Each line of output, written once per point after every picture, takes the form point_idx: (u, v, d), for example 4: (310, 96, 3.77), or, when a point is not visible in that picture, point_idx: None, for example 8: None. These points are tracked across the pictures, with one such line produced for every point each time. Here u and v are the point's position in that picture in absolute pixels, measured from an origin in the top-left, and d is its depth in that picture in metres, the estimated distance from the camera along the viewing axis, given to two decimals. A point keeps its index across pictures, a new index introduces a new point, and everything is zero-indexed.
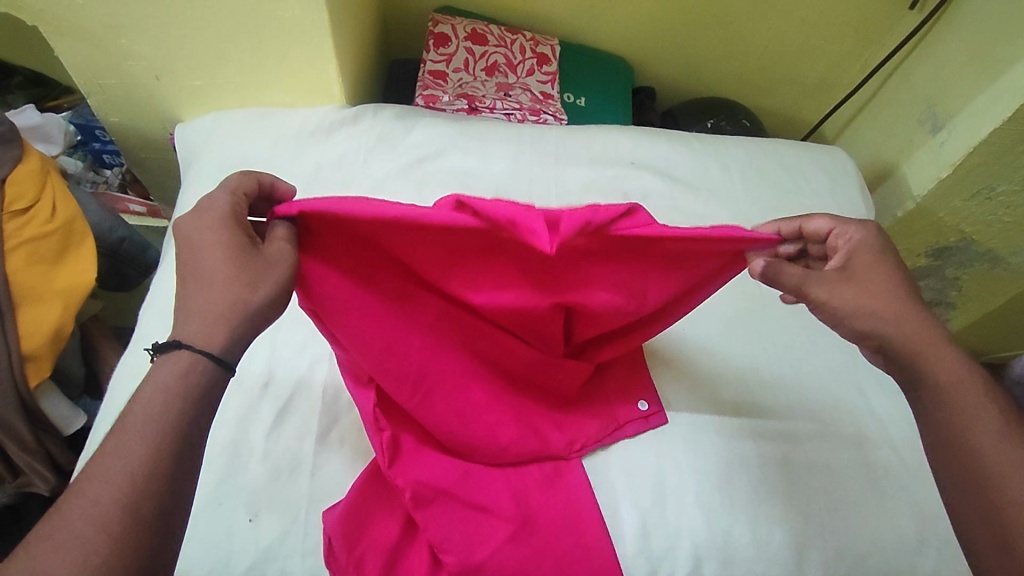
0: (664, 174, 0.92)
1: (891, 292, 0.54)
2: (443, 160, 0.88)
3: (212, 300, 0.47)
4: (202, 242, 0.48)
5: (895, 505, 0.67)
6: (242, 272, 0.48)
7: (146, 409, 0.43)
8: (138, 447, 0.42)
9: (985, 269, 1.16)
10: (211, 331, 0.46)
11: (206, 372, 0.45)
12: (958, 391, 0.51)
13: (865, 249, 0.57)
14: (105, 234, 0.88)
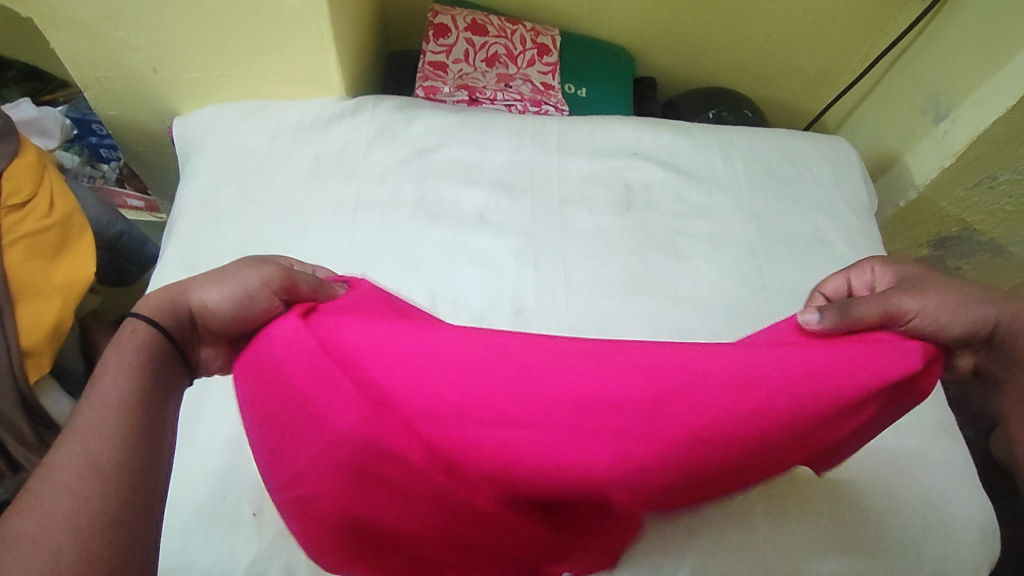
0: (667, 164, 0.91)
1: (971, 291, 0.51)
2: (444, 152, 0.87)
3: (187, 286, 0.48)
4: (214, 260, 0.51)
5: (900, 495, 0.68)
6: (227, 277, 0.49)
7: (102, 381, 0.42)
8: (97, 421, 0.40)
9: (987, 259, 1.16)
10: (167, 306, 0.47)
11: (157, 345, 0.45)
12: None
13: (909, 271, 0.55)
14: (104, 229, 0.88)
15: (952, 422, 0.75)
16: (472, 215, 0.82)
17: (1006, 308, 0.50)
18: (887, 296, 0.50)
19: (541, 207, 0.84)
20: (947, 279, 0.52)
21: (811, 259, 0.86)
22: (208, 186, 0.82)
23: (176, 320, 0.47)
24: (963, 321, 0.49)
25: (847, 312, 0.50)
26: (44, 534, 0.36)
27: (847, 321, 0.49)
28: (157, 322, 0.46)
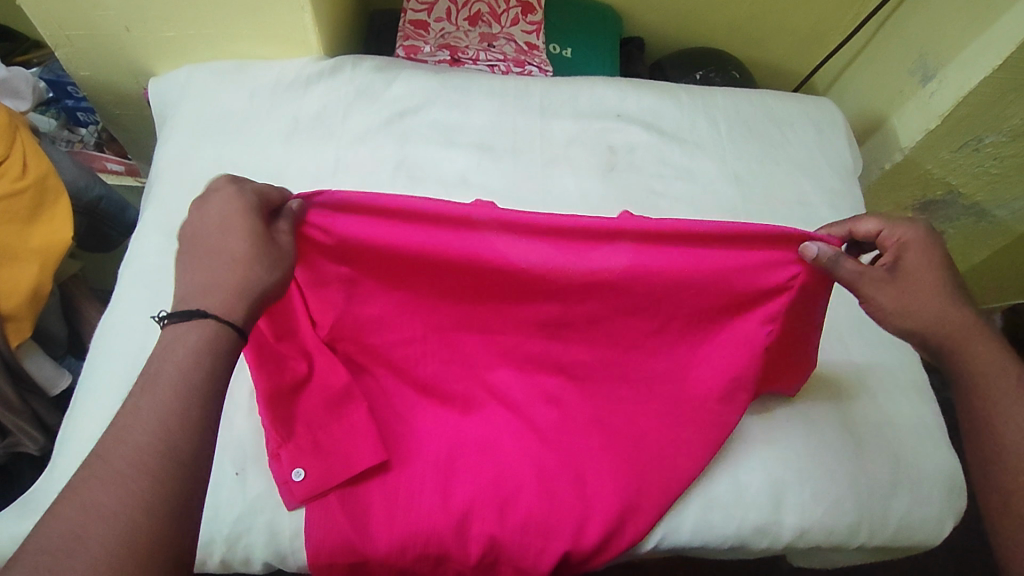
0: (650, 126, 0.91)
1: (940, 298, 0.55)
2: (424, 113, 0.86)
3: (217, 274, 0.48)
4: (221, 230, 0.49)
5: (870, 450, 0.70)
6: (254, 255, 0.49)
7: (177, 362, 0.44)
8: (160, 404, 0.43)
9: (972, 223, 1.17)
10: (222, 298, 0.47)
11: (228, 341, 0.47)
12: (992, 389, 0.53)
13: (922, 251, 0.57)
14: (83, 193, 0.87)
15: (924, 381, 0.77)
16: (454, 177, 0.82)
17: (955, 323, 0.55)
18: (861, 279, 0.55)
19: (523, 170, 0.84)
20: (934, 280, 0.56)
21: (794, 221, 0.86)
22: (186, 147, 0.80)
23: (246, 312, 0.48)
24: (915, 325, 0.55)
25: (837, 267, 0.55)
26: (113, 507, 0.40)
27: (830, 272, 0.55)
28: (226, 319, 0.47)
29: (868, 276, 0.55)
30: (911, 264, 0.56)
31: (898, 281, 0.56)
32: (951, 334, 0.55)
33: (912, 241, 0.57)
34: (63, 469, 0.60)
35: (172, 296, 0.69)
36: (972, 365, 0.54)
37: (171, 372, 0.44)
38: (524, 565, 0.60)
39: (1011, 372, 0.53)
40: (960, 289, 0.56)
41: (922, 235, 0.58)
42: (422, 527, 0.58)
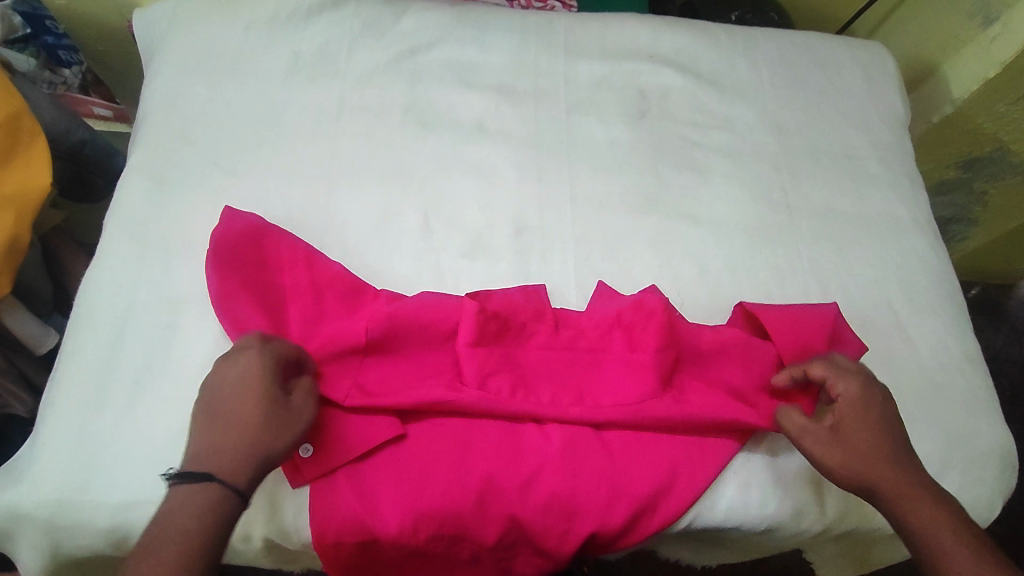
0: (686, 69, 0.82)
1: (878, 450, 0.54)
2: (436, 52, 0.78)
3: (228, 439, 0.49)
4: (240, 396, 0.50)
5: (920, 427, 0.64)
6: (266, 424, 0.49)
7: (178, 528, 0.45)
8: (166, 563, 0.44)
9: (1015, 184, 1.06)
10: (230, 463, 0.48)
11: (228, 508, 0.47)
12: (935, 548, 0.50)
13: (868, 406, 0.56)
14: (64, 136, 0.80)
15: (976, 352, 0.71)
16: (469, 123, 0.74)
17: (892, 475, 0.53)
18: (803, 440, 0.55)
19: (545, 116, 0.76)
20: (875, 435, 0.54)
21: (841, 176, 0.78)
22: (174, 85, 0.72)
23: (250, 480, 0.48)
24: (854, 477, 0.53)
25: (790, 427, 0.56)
26: None
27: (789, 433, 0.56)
28: (233, 488, 0.47)
29: (808, 434, 0.55)
30: (851, 419, 0.55)
31: (837, 431, 0.55)
32: (888, 489, 0.53)
33: (852, 396, 0.56)
34: (42, 437, 0.54)
35: (161, 249, 0.63)
36: (908, 520, 0.51)
37: (178, 536, 0.45)
38: (545, 549, 0.56)
39: (962, 533, 0.50)
40: (906, 448, 0.55)
41: (862, 389, 0.56)
42: (437, 506, 0.53)
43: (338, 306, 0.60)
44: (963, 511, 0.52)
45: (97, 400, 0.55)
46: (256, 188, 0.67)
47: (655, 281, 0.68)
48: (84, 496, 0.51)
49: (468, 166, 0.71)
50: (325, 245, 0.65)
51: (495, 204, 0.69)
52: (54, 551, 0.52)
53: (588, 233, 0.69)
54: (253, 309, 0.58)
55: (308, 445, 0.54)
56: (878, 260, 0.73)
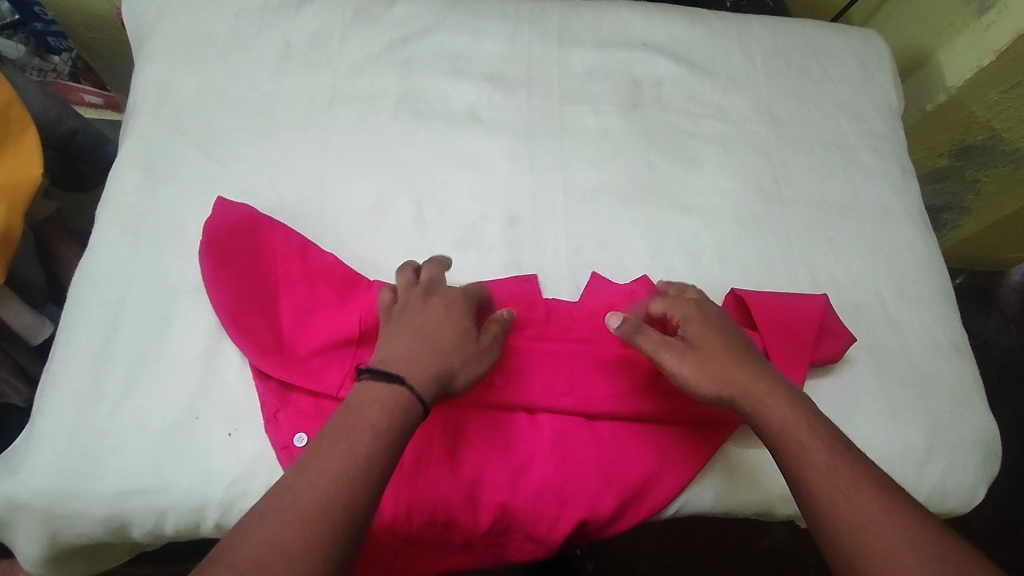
0: (679, 58, 0.82)
1: (730, 359, 0.55)
2: (429, 40, 0.78)
3: (434, 356, 0.52)
4: (444, 323, 0.54)
5: (906, 413, 0.65)
6: (457, 347, 0.53)
7: (369, 422, 0.46)
8: (344, 454, 0.45)
9: (1008, 171, 1.07)
10: (423, 371, 0.50)
11: (414, 414, 0.48)
12: (797, 443, 0.50)
13: (710, 324, 0.58)
14: (54, 126, 0.79)
15: (963, 340, 0.72)
16: (462, 112, 0.74)
17: (746, 382, 0.54)
18: (661, 351, 0.56)
19: (538, 105, 0.76)
20: (726, 348, 0.56)
21: (832, 165, 0.79)
22: (164, 74, 0.72)
23: (434, 392, 0.50)
24: (713, 387, 0.54)
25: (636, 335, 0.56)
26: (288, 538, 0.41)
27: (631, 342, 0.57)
28: (418, 395, 0.49)
29: (668, 348, 0.56)
30: (702, 337, 0.57)
31: (693, 347, 0.56)
32: (745, 393, 0.54)
33: (694, 315, 0.58)
34: (38, 426, 0.54)
35: (153, 240, 0.63)
36: (771, 423, 0.52)
37: (362, 429, 0.46)
38: (536, 535, 0.56)
39: (815, 429, 0.51)
40: (756, 358, 0.57)
41: (699, 309, 0.59)
42: (430, 494, 0.54)
43: (330, 296, 0.60)
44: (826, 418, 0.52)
45: (92, 390, 0.55)
46: (248, 179, 0.67)
47: (647, 271, 0.68)
48: (81, 485, 0.52)
49: (461, 156, 0.71)
50: (318, 236, 0.65)
51: (488, 194, 0.70)
52: (52, 539, 0.53)
53: (580, 223, 0.69)
54: (246, 302, 0.59)
55: (304, 435, 0.55)
56: (868, 249, 0.74)
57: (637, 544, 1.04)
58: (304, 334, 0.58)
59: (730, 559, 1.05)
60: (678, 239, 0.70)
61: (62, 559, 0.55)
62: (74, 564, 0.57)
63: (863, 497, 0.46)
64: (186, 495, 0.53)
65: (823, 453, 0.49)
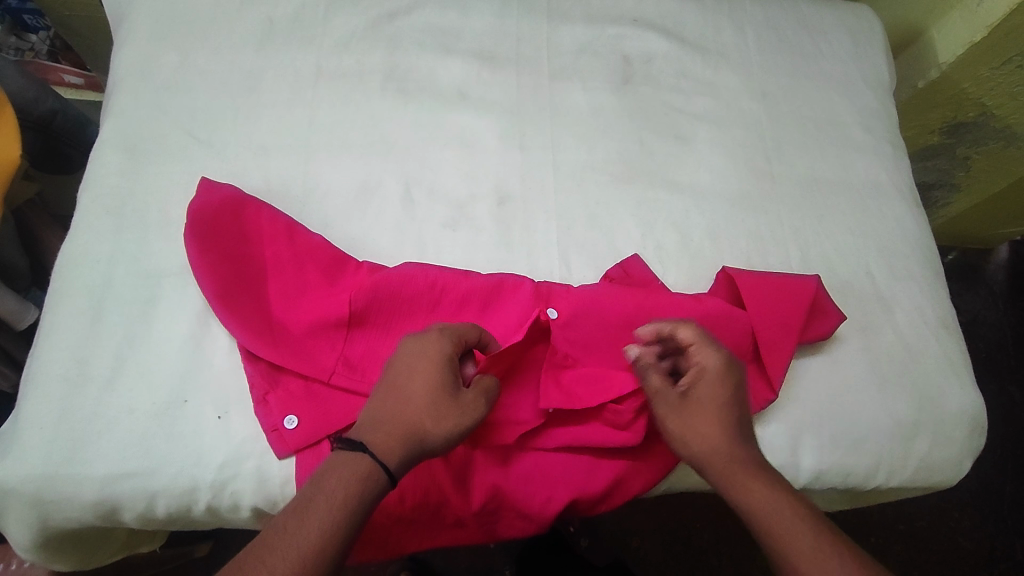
0: (670, 34, 0.81)
1: (724, 420, 0.54)
2: (416, 16, 0.76)
3: (406, 420, 0.49)
4: (421, 377, 0.50)
5: (894, 389, 0.66)
6: (434, 409, 0.49)
7: (331, 495, 0.45)
8: (315, 526, 0.44)
9: (998, 148, 1.07)
10: (392, 441, 0.48)
11: (377, 486, 0.47)
12: (780, 525, 0.50)
13: (724, 381, 0.55)
14: (32, 106, 0.77)
15: (951, 317, 0.73)
16: (450, 90, 0.73)
17: (734, 449, 0.53)
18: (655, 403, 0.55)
19: (527, 83, 0.75)
20: (723, 409, 0.54)
21: (823, 142, 0.78)
22: (144, 52, 0.70)
23: (404, 462, 0.48)
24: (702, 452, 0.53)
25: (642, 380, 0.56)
26: None
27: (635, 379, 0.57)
28: (384, 467, 0.47)
29: (663, 402, 0.55)
30: (705, 394, 0.55)
31: (688, 400, 0.55)
32: (730, 469, 0.52)
33: (714, 368, 0.55)
34: (25, 411, 0.54)
35: (137, 221, 0.61)
36: (754, 504, 0.51)
37: (327, 504, 0.45)
38: (528, 513, 0.57)
39: (797, 511, 0.50)
40: (748, 428, 0.55)
41: (725, 363, 0.56)
42: (422, 473, 0.55)
43: (318, 277, 0.59)
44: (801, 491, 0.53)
45: (79, 374, 0.55)
46: (233, 158, 0.66)
47: (637, 250, 0.68)
48: (69, 469, 0.52)
49: (449, 135, 0.70)
50: (305, 218, 0.64)
51: (477, 173, 0.69)
52: (42, 523, 0.52)
53: (570, 203, 0.69)
54: (232, 283, 0.58)
55: (294, 417, 0.55)
56: (859, 227, 0.74)
57: (628, 520, 1.06)
58: (292, 316, 0.58)
59: (720, 533, 1.07)
60: (669, 218, 0.70)
61: (53, 543, 0.55)
62: (66, 548, 0.57)
63: (846, 570, 0.47)
64: (178, 479, 0.53)
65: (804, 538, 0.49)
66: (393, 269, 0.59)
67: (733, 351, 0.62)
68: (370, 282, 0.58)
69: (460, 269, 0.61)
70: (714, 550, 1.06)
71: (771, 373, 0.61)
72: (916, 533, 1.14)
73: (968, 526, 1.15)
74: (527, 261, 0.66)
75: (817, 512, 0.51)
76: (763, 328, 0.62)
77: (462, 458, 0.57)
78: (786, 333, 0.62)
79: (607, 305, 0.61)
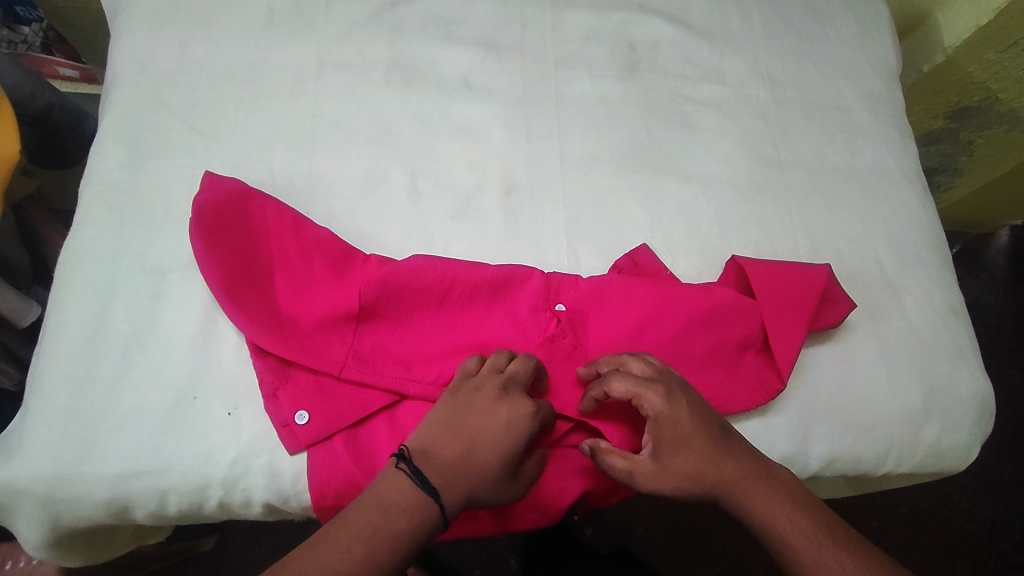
0: (675, 19, 0.80)
1: (698, 449, 0.53)
2: (418, 3, 0.75)
3: (473, 469, 0.50)
4: (502, 439, 0.50)
5: (904, 375, 0.66)
6: (498, 474, 0.50)
7: (395, 528, 0.46)
8: (372, 555, 0.45)
9: (1002, 132, 1.07)
10: (457, 487, 0.49)
11: (432, 524, 0.47)
12: (776, 524, 0.51)
13: (679, 417, 0.53)
14: (30, 100, 0.76)
15: (960, 303, 0.72)
16: (454, 79, 0.72)
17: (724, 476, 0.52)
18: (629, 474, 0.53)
19: (533, 70, 0.74)
20: (699, 440, 0.53)
21: (830, 128, 0.78)
22: (142, 43, 0.69)
23: (457, 506, 0.49)
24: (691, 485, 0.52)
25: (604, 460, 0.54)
26: None
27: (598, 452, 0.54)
28: (446, 516, 0.48)
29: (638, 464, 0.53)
30: (671, 439, 0.53)
31: (659, 457, 0.53)
32: (722, 481, 0.52)
33: (663, 411, 0.53)
34: (33, 410, 0.53)
35: (141, 216, 0.61)
36: (751, 510, 0.52)
37: (388, 535, 0.45)
38: (541, 505, 0.57)
39: (796, 516, 0.51)
40: (728, 436, 0.54)
41: (667, 399, 0.53)
42: None
43: (325, 270, 0.59)
44: (800, 485, 0.54)
45: (86, 373, 0.54)
46: (236, 150, 0.65)
47: (646, 240, 0.67)
48: (80, 468, 0.51)
49: (453, 125, 0.69)
50: (310, 210, 0.63)
51: (482, 163, 0.68)
52: (54, 523, 0.52)
53: (578, 193, 0.68)
54: (239, 277, 0.57)
55: (305, 412, 0.54)
56: (867, 214, 0.74)
57: (632, 508, 1.06)
58: (298, 310, 0.57)
59: (724, 519, 1.07)
60: (677, 208, 0.69)
61: (64, 542, 0.55)
62: (78, 545, 0.57)
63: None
64: (188, 476, 0.52)
65: (806, 542, 0.50)
66: (401, 261, 0.59)
67: (742, 340, 0.62)
68: (379, 274, 0.58)
69: (466, 260, 0.61)
70: (718, 537, 1.06)
71: (781, 364, 0.61)
72: (917, 516, 1.14)
73: (969, 509, 1.16)
74: (535, 253, 0.65)
75: (815, 506, 0.52)
76: (773, 318, 0.62)
77: None
78: (796, 322, 0.62)
79: (616, 296, 0.61)
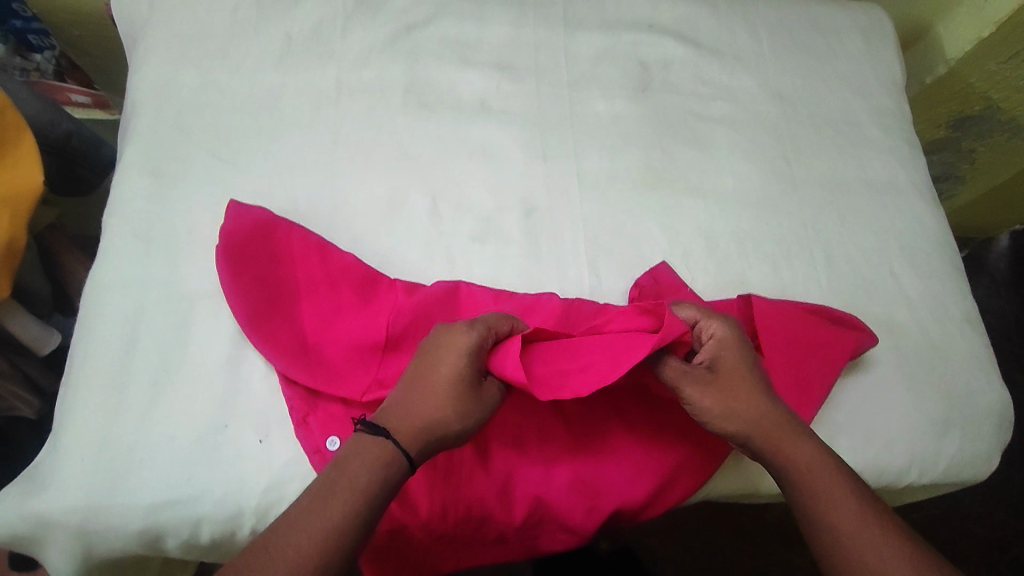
0: (686, 39, 0.81)
1: (750, 384, 0.55)
2: (434, 28, 0.76)
3: (428, 405, 0.50)
4: (440, 366, 0.51)
5: (923, 386, 0.66)
6: (454, 402, 0.50)
7: (354, 478, 0.46)
8: (339, 506, 0.45)
9: (1003, 139, 1.08)
10: (414, 426, 0.49)
11: (399, 470, 0.48)
12: (816, 478, 0.51)
13: (737, 349, 0.56)
14: (48, 129, 0.76)
15: (975, 313, 0.73)
16: (471, 102, 0.73)
17: (766, 417, 0.54)
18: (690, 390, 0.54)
19: (548, 91, 0.75)
20: (749, 379, 0.55)
21: (839, 142, 0.79)
22: (164, 72, 0.70)
23: (424, 448, 0.49)
24: (739, 420, 0.54)
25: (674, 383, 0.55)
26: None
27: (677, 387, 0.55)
28: (405, 451, 0.48)
29: (693, 382, 0.55)
30: (726, 366, 0.55)
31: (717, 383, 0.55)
32: (767, 424, 0.54)
33: (726, 336, 0.57)
34: (64, 440, 0.53)
35: (167, 244, 0.61)
36: (791, 457, 0.53)
37: (349, 486, 0.46)
38: (570, 526, 0.57)
39: (833, 469, 0.52)
40: (772, 389, 0.56)
41: (731, 328, 0.57)
42: (467, 490, 0.55)
43: (352, 296, 0.59)
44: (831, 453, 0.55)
45: (116, 403, 0.54)
46: (259, 177, 0.65)
47: (664, 257, 0.68)
48: (113, 498, 0.51)
49: (472, 147, 0.70)
50: (334, 235, 0.64)
51: (502, 185, 0.69)
52: (86, 554, 0.52)
53: (596, 212, 0.69)
54: (266, 306, 0.58)
55: (336, 439, 0.55)
56: (879, 226, 0.74)
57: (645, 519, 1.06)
58: (326, 337, 0.58)
59: (735, 530, 1.08)
60: (695, 225, 0.70)
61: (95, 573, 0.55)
62: None
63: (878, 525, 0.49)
64: (221, 504, 0.52)
65: (841, 490, 0.51)
66: (430, 287, 0.60)
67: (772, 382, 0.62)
68: (407, 300, 0.58)
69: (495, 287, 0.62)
70: (731, 547, 1.07)
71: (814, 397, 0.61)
72: (931, 521, 1.15)
73: (982, 513, 1.17)
74: (557, 274, 0.66)
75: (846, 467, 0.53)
76: (807, 357, 0.62)
77: (500, 478, 0.55)
78: (830, 362, 0.62)
79: None
